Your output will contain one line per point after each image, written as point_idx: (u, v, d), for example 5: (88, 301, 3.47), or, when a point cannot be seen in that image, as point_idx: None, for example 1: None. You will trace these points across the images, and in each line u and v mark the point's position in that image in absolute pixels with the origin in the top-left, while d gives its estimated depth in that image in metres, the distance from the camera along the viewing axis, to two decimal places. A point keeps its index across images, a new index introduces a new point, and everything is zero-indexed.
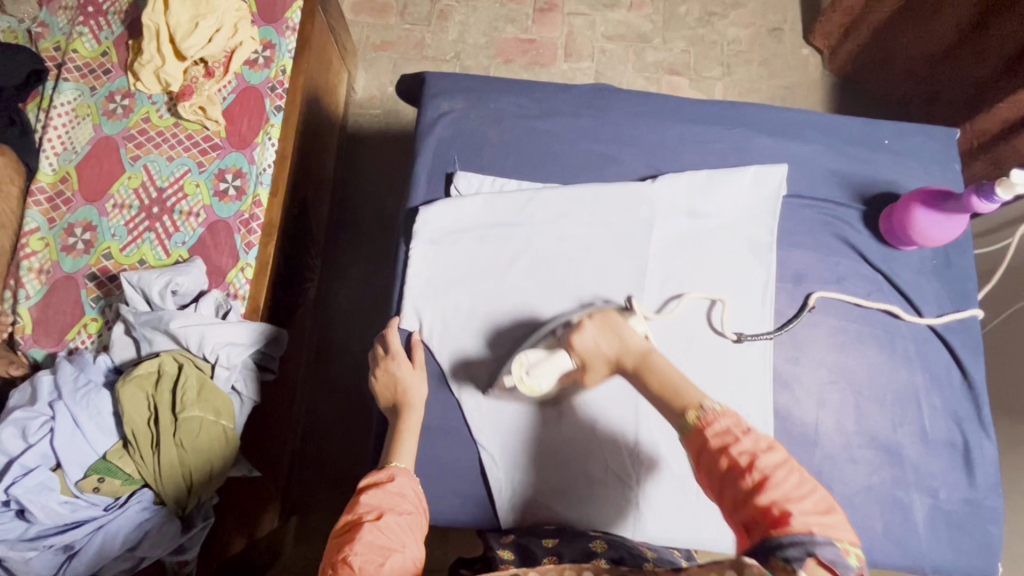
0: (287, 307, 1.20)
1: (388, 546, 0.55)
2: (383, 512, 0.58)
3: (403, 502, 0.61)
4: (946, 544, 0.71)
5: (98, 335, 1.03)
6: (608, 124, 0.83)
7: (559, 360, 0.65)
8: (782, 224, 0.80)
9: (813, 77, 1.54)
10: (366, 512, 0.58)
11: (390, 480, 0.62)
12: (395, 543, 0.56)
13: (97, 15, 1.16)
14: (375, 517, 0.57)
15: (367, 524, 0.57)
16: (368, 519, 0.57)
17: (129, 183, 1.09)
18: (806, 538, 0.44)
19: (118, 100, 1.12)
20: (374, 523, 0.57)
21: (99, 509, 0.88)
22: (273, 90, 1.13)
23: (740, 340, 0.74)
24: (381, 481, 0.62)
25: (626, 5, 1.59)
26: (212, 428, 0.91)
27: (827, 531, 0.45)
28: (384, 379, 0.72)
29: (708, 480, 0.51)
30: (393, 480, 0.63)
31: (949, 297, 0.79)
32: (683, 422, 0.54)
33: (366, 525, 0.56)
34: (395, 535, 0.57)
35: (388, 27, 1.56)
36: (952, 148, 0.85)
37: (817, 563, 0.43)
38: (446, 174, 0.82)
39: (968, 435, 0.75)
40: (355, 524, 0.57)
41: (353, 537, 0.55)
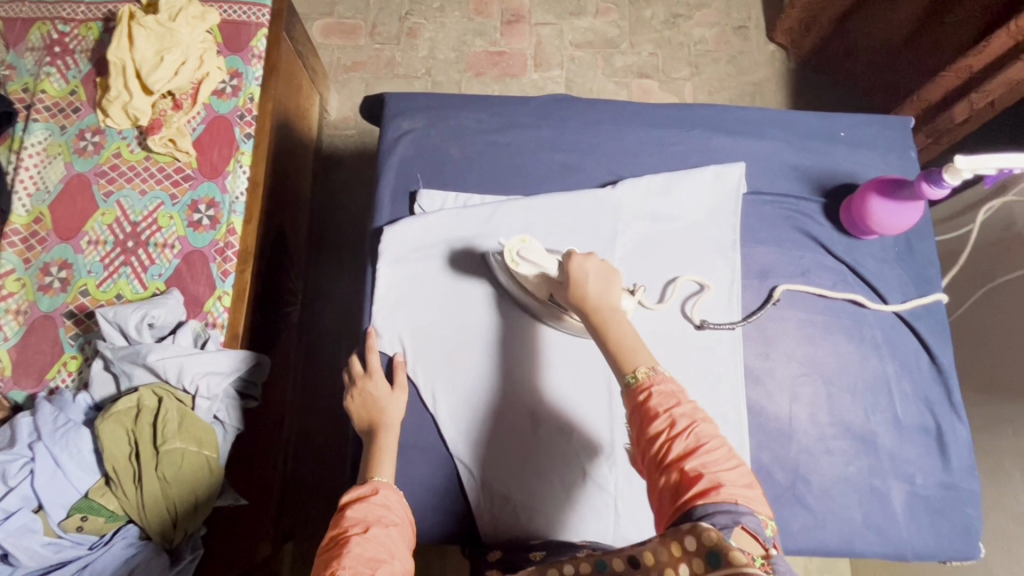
0: (269, 332, 1.20)
1: (378, 557, 0.56)
2: (370, 524, 0.59)
3: (389, 513, 0.61)
4: (925, 529, 0.72)
5: (78, 373, 1.03)
6: (569, 134, 0.84)
7: (549, 265, 0.70)
8: (744, 221, 0.81)
9: (780, 71, 1.56)
10: (352, 526, 0.59)
11: (374, 493, 0.63)
12: (384, 554, 0.57)
13: (65, 54, 1.17)
14: (362, 529, 0.58)
15: (355, 538, 0.57)
16: (355, 532, 0.58)
17: (102, 219, 1.09)
18: (732, 507, 0.47)
19: (88, 137, 1.13)
20: (362, 536, 0.57)
21: (85, 548, 0.88)
22: (242, 118, 1.14)
23: (702, 326, 0.75)
24: (365, 495, 0.63)
25: (592, 12, 1.61)
26: (194, 459, 0.91)
27: (747, 502, 0.49)
28: (362, 401, 0.72)
29: (642, 441, 0.54)
30: (378, 493, 0.63)
31: (913, 283, 0.80)
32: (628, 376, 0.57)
33: (354, 539, 0.57)
34: (384, 547, 0.57)
35: (358, 48, 1.58)
36: (907, 136, 0.86)
37: (740, 530, 0.46)
38: (410, 192, 0.83)
39: (940, 420, 0.75)
40: (342, 538, 0.58)
41: (340, 553, 0.56)
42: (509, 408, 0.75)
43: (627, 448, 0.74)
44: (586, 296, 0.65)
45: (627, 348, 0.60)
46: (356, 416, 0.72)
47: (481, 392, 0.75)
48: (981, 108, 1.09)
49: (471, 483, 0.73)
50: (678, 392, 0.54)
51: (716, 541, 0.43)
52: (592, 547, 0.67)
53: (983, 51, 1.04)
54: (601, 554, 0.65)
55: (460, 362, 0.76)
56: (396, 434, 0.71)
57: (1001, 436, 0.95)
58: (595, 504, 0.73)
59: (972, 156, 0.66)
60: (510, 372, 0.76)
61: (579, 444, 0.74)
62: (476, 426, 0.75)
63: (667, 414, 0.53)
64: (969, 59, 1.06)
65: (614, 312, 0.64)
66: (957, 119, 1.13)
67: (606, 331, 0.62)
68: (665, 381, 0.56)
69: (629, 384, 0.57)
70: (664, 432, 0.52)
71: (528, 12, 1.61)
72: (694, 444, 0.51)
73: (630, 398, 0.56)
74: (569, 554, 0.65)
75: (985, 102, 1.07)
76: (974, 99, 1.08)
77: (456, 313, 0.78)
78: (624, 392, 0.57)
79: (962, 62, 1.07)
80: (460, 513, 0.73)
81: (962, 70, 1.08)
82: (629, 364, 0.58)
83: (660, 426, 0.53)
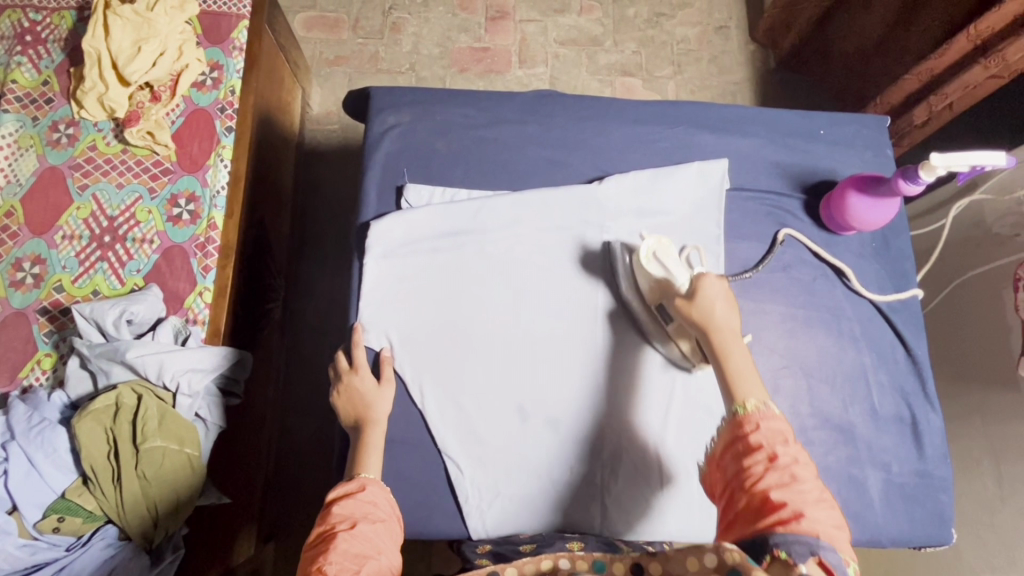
0: (252, 328, 1.19)
1: (365, 553, 0.56)
2: (357, 520, 0.59)
3: (376, 509, 0.61)
4: (901, 515, 0.74)
5: (53, 371, 1.00)
6: (555, 129, 0.85)
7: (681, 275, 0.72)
8: (728, 217, 0.82)
9: (761, 71, 1.59)
10: (339, 522, 0.58)
11: (362, 490, 0.62)
12: (370, 550, 0.56)
13: (36, 44, 1.14)
14: (349, 525, 0.58)
15: (341, 534, 0.57)
16: (341, 529, 0.58)
17: (78, 213, 1.06)
18: (812, 540, 0.48)
19: (62, 129, 1.10)
20: (348, 532, 0.57)
21: (61, 550, 0.86)
22: (222, 111, 1.12)
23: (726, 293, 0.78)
24: (352, 491, 0.62)
25: (576, 10, 1.61)
26: (176, 457, 0.89)
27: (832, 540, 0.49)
28: (349, 396, 0.71)
29: (734, 468, 0.55)
30: (365, 489, 0.62)
31: (889, 278, 0.82)
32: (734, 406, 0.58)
33: (340, 535, 0.57)
34: (371, 542, 0.57)
35: (340, 42, 1.56)
36: (883, 134, 0.88)
37: (818, 563, 0.47)
38: (397, 187, 0.82)
39: (915, 410, 0.78)
40: (329, 534, 0.57)
41: (326, 549, 0.55)
42: (497, 406, 0.75)
43: (613, 443, 0.74)
44: (707, 320, 0.65)
45: (742, 379, 0.61)
46: (343, 410, 0.72)
47: (470, 388, 0.75)
48: (939, 111, 1.13)
49: (459, 478, 0.73)
50: (786, 430, 0.55)
51: (738, 561, 0.46)
52: (580, 539, 0.69)
53: (945, 53, 1.06)
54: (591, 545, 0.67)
55: (447, 357, 0.76)
56: (382, 428, 0.70)
57: (973, 426, 0.99)
58: (581, 499, 0.73)
59: (946, 154, 0.68)
60: (500, 373, 0.76)
61: (568, 440, 0.74)
62: (469, 424, 0.74)
63: (766, 448, 0.54)
64: (931, 61, 1.09)
65: (732, 339, 0.64)
66: (917, 120, 1.17)
67: (725, 358, 0.62)
68: (774, 419, 0.57)
69: (734, 412, 0.58)
70: (761, 463, 0.53)
71: (513, 9, 1.61)
72: (788, 480, 0.52)
73: (732, 426, 0.58)
74: (560, 546, 0.67)
75: (944, 104, 1.11)
76: (933, 102, 1.12)
77: (443, 310, 0.77)
78: (727, 419, 0.58)
79: (925, 64, 1.10)
80: (449, 508, 0.73)
81: (924, 73, 1.11)
82: (740, 392, 0.59)
83: (759, 458, 0.54)
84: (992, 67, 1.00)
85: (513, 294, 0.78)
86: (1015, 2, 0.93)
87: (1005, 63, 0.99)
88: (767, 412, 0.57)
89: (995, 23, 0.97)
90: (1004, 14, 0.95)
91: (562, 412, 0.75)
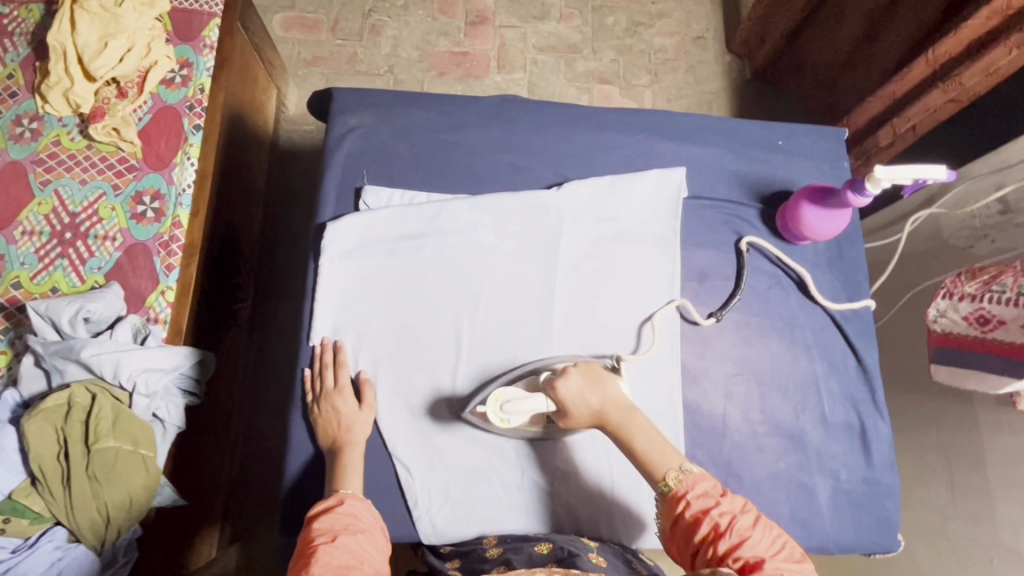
0: (216, 328, 1.17)
1: (348, 564, 0.56)
2: (336, 534, 0.58)
3: (356, 521, 0.61)
4: (847, 523, 0.75)
5: (8, 369, 0.98)
6: (518, 135, 0.85)
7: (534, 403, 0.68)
8: (685, 224, 0.83)
9: (736, 82, 1.62)
10: (319, 535, 0.58)
11: (341, 503, 0.62)
12: (353, 560, 0.56)
13: (2, 36, 1.12)
14: (329, 539, 0.58)
15: (322, 547, 0.57)
16: (322, 543, 0.57)
17: (38, 209, 1.05)
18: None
19: (26, 123, 1.09)
20: (330, 545, 0.57)
21: (6, 552, 0.84)
22: (191, 109, 1.12)
23: (717, 319, 0.79)
24: (331, 505, 0.62)
25: (556, 17, 1.62)
26: (129, 459, 0.87)
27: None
28: (328, 415, 0.72)
29: (692, 544, 0.59)
30: (344, 503, 0.62)
31: (842, 287, 0.83)
32: (662, 489, 0.62)
33: (322, 548, 0.56)
34: (354, 552, 0.57)
35: (319, 42, 1.56)
36: (841, 147, 0.90)
37: None
38: (356, 188, 0.82)
39: (864, 418, 0.79)
40: (311, 548, 0.57)
41: (308, 563, 0.55)
42: (451, 411, 0.75)
43: (565, 448, 0.75)
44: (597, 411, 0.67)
45: (654, 453, 0.64)
46: (322, 428, 0.72)
47: (423, 392, 0.75)
48: (902, 134, 1.12)
49: (408, 480, 0.73)
50: (715, 491, 0.60)
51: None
52: (547, 541, 0.67)
53: (905, 77, 1.07)
54: (559, 547, 0.65)
55: (402, 361, 0.76)
56: (360, 449, 0.70)
57: (930, 435, 1.01)
58: (533, 503, 0.74)
59: (891, 166, 0.69)
60: (453, 378, 0.75)
61: (520, 443, 0.75)
62: (422, 423, 0.74)
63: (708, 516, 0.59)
64: (893, 84, 1.09)
65: (623, 413, 0.67)
66: (882, 143, 1.16)
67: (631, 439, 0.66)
68: (698, 481, 0.62)
69: (665, 493, 0.62)
70: (710, 533, 0.58)
71: (493, 14, 1.61)
72: (739, 540, 0.57)
73: (668, 507, 0.61)
74: (529, 552, 0.65)
75: (907, 127, 1.10)
76: (896, 123, 1.11)
77: (400, 315, 0.77)
78: (664, 503, 0.62)
79: (888, 87, 1.10)
80: (400, 511, 0.72)
81: (887, 96, 1.12)
82: (659, 469, 0.64)
83: (705, 530, 0.58)
84: (949, 91, 1.00)
85: (470, 298, 0.78)
86: (971, 26, 0.93)
87: (961, 88, 0.98)
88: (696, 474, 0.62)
89: (952, 47, 0.97)
90: (960, 40, 0.95)
91: (515, 417, 0.75)
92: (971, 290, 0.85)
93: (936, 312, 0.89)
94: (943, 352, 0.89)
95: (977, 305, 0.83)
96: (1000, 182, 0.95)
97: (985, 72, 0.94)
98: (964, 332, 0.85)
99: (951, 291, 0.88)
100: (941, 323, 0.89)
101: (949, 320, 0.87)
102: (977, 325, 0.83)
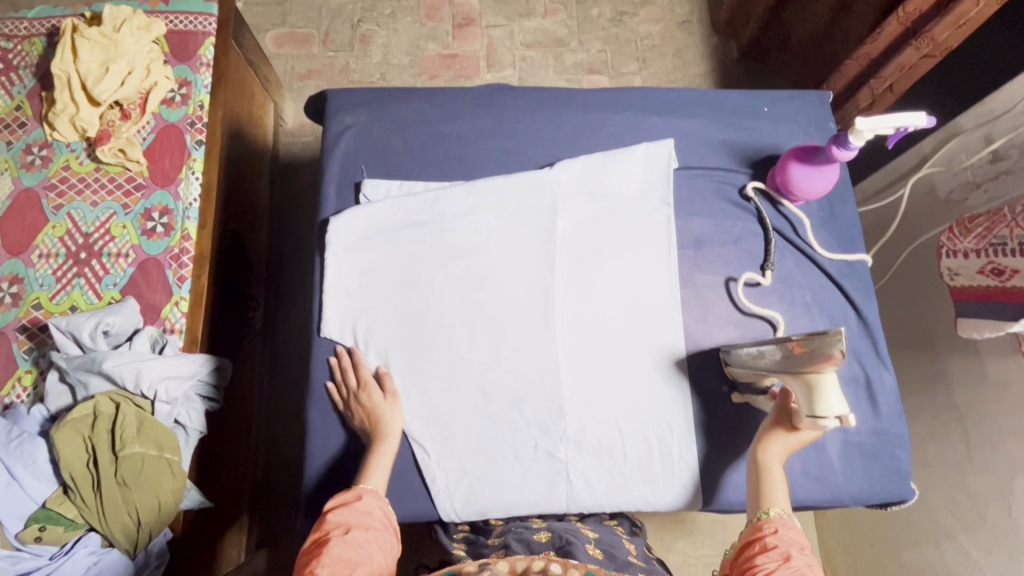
0: (230, 336, 1.20)
1: (356, 559, 0.58)
2: (350, 528, 0.61)
3: (371, 520, 0.63)
4: (860, 474, 0.76)
5: (34, 388, 1.02)
6: (508, 121, 0.88)
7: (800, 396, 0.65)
8: (678, 195, 0.85)
9: (723, 62, 1.63)
10: (333, 528, 0.61)
11: (358, 500, 0.64)
12: (363, 556, 0.59)
13: (8, 70, 1.17)
14: (342, 533, 0.60)
15: (335, 540, 0.59)
16: (335, 535, 0.60)
17: (53, 232, 1.09)
18: None
19: (36, 151, 1.13)
20: (341, 538, 0.59)
21: (44, 559, 0.87)
22: (192, 125, 1.15)
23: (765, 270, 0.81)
24: (349, 500, 0.64)
25: (540, 13, 1.65)
26: (155, 463, 0.90)
27: None
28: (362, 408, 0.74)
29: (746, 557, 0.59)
30: (362, 499, 0.64)
31: (837, 244, 0.84)
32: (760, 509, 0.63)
33: (334, 540, 0.59)
34: (363, 550, 0.60)
35: (311, 56, 1.60)
36: (826, 109, 0.91)
37: None
38: (355, 183, 0.85)
39: (868, 370, 0.80)
40: (323, 540, 0.60)
41: (319, 555, 0.58)
42: (459, 389, 0.77)
43: (575, 419, 0.76)
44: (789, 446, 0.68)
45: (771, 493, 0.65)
46: (358, 420, 0.74)
47: (432, 372, 0.77)
48: (881, 94, 1.12)
49: (425, 459, 0.75)
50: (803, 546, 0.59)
51: None
52: (547, 530, 0.73)
53: (878, 38, 1.06)
54: (557, 536, 0.71)
55: (408, 342, 0.78)
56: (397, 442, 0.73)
57: (939, 391, 1.02)
58: (548, 475, 0.75)
59: (872, 118, 0.70)
60: (461, 358, 0.77)
61: (531, 416, 0.76)
62: (437, 401, 0.76)
63: (782, 548, 0.59)
64: (867, 46, 1.09)
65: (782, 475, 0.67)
66: (862, 104, 1.16)
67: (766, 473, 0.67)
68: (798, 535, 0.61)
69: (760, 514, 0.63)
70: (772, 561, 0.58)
71: (478, 15, 1.64)
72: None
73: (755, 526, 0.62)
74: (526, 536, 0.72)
75: (885, 87, 1.11)
76: (874, 85, 1.11)
77: (405, 299, 0.79)
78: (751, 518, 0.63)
79: (861, 50, 1.10)
80: (420, 490, 0.74)
81: (862, 57, 1.11)
82: (771, 500, 0.64)
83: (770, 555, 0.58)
84: (922, 47, 1.00)
85: (476, 280, 0.80)
86: None
87: (934, 43, 0.99)
88: (790, 522, 0.61)
89: (921, 4, 0.96)
90: None
91: (523, 392, 0.77)
92: (970, 245, 0.86)
93: (947, 271, 0.91)
94: (959, 306, 0.90)
95: (982, 257, 0.84)
96: (988, 134, 0.96)
97: (955, 25, 0.95)
98: (981, 284, 0.85)
99: (951, 250, 0.90)
100: (956, 280, 0.90)
101: (964, 276, 0.88)
102: (993, 276, 0.83)
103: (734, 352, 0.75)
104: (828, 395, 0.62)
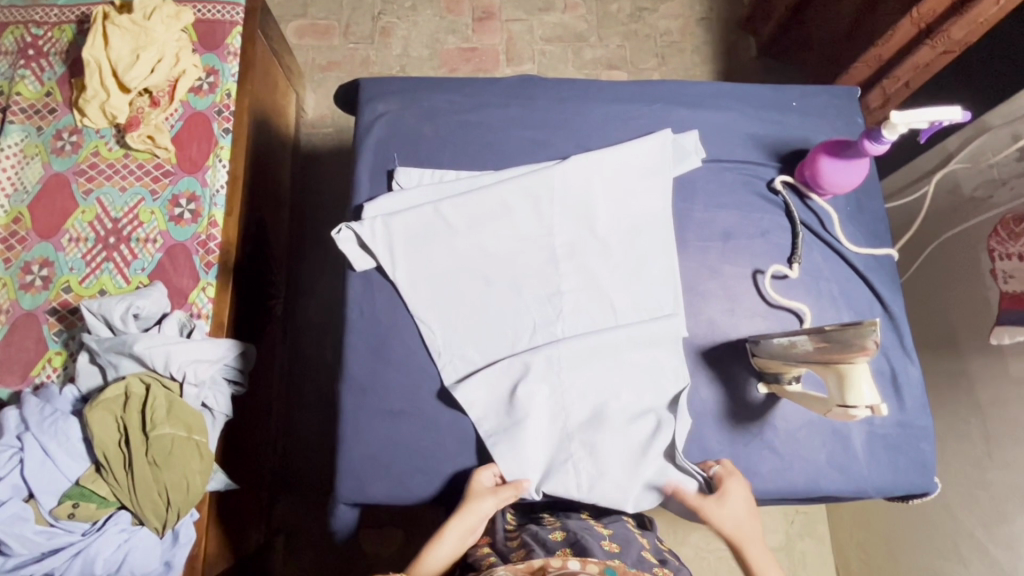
0: (253, 323, 1.22)
1: None
2: None
3: None
4: (884, 466, 0.78)
5: (64, 368, 1.04)
6: (537, 111, 0.89)
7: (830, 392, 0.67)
8: (705, 188, 0.86)
9: (742, 60, 1.64)
10: None
11: None
12: None
13: (39, 57, 1.18)
14: None
15: None
16: None
17: (83, 217, 1.10)
18: None
19: (66, 137, 1.14)
20: None
21: (77, 535, 0.89)
22: (219, 113, 1.17)
23: (792, 263, 0.82)
24: None
25: (560, 8, 1.66)
26: (184, 445, 0.91)
27: None
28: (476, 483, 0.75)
29: None
30: None
31: (864, 238, 0.85)
32: None
33: None
34: None
35: (332, 47, 1.61)
36: (854, 104, 0.92)
37: None
38: (388, 170, 0.86)
39: (893, 363, 0.81)
40: None
41: None
42: None
43: None
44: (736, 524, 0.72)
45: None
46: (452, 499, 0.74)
47: None
48: (896, 90, 1.18)
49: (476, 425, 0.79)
50: None
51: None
52: (561, 528, 0.73)
53: (892, 39, 1.10)
54: (571, 533, 0.72)
55: None
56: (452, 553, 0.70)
57: (958, 389, 1.03)
58: None
59: (904, 111, 0.71)
60: None
61: None
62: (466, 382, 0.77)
63: None
64: (879, 48, 1.13)
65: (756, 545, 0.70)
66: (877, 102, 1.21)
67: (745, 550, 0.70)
68: None
69: None
70: None
71: (499, 9, 1.65)
72: None
73: None
74: (542, 535, 0.72)
75: (899, 85, 1.16)
76: (887, 85, 1.17)
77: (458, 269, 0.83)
78: None
79: (873, 52, 1.14)
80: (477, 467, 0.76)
81: (873, 59, 1.16)
82: None
83: None
84: (937, 46, 1.05)
85: None
86: None
87: (949, 40, 1.04)
88: None
89: (936, 6, 1.00)
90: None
91: None
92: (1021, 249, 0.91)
93: (1001, 275, 0.94)
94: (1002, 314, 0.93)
95: None
96: (1016, 131, 0.95)
97: (971, 24, 0.99)
98: None
99: (1002, 254, 0.95)
100: (1009, 285, 0.93)
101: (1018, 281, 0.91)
102: None
103: (764, 342, 0.75)
104: (861, 386, 0.63)
